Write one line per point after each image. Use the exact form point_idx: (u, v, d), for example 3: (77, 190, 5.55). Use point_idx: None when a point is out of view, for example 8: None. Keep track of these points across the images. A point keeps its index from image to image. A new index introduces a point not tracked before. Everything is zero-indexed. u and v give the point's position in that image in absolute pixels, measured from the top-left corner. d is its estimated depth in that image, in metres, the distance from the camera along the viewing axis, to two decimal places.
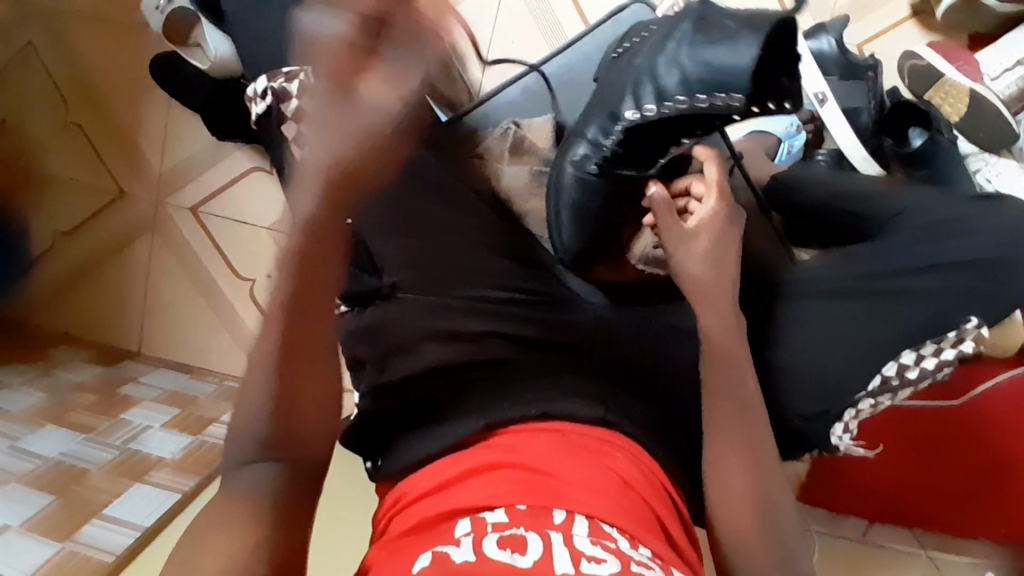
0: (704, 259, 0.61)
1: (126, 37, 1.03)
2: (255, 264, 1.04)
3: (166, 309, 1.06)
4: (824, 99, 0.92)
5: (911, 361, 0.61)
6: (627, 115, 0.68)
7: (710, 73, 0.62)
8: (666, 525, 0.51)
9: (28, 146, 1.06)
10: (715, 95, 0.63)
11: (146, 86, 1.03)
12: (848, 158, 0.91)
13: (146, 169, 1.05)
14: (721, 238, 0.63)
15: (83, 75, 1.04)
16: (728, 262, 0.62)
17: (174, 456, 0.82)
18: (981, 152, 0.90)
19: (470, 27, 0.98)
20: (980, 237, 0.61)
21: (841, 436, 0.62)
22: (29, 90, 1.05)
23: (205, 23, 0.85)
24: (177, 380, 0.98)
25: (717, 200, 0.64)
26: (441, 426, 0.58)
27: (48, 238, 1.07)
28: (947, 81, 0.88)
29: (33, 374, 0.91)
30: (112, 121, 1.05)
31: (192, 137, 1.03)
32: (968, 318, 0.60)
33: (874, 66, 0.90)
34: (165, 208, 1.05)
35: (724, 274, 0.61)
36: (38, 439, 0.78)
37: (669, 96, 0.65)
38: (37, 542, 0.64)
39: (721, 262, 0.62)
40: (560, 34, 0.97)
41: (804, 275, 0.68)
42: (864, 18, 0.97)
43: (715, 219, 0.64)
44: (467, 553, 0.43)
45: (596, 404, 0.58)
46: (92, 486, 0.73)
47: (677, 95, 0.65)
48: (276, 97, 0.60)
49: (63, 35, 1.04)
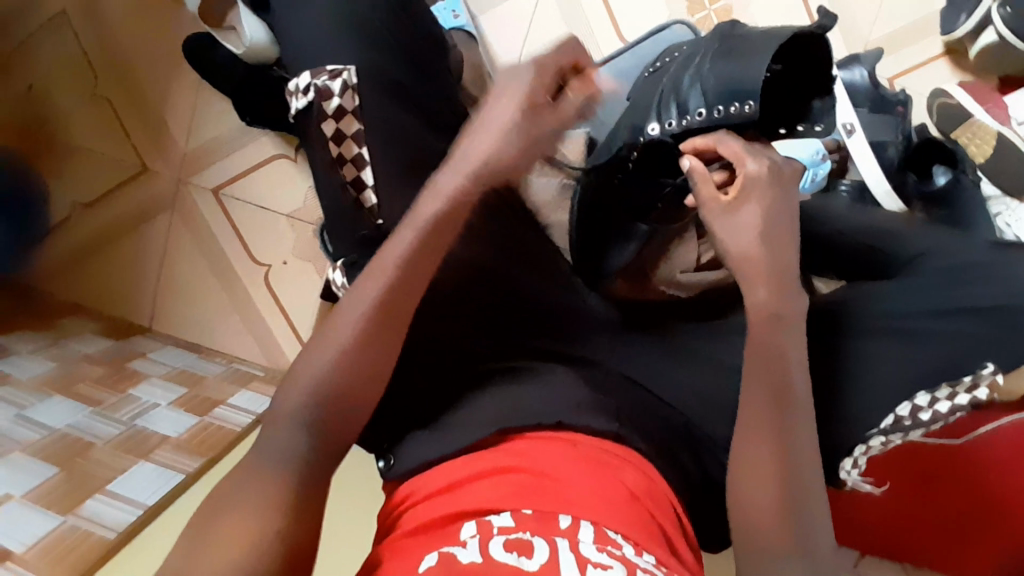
0: (751, 199, 0.57)
1: (164, 19, 1.07)
2: (274, 250, 1.07)
3: (181, 286, 1.09)
4: (852, 130, 0.90)
5: (925, 402, 0.61)
6: (650, 129, 0.67)
7: (728, 84, 0.61)
8: (673, 539, 0.51)
9: (57, 121, 1.11)
10: (731, 106, 0.62)
11: (180, 65, 1.07)
12: (871, 191, 0.90)
13: (173, 147, 1.09)
14: (772, 182, 0.58)
15: (120, 51, 1.09)
16: (778, 194, 0.58)
17: (178, 436, 0.82)
18: (1003, 196, 0.89)
19: (505, 30, 0.99)
20: (991, 285, 0.63)
21: (849, 470, 0.63)
22: (62, 69, 1.10)
23: (241, 9, 0.86)
24: (186, 359, 1.00)
25: (760, 162, 0.58)
26: (458, 430, 0.58)
27: (69, 207, 1.11)
28: (977, 122, 0.89)
29: (44, 343, 0.93)
30: (143, 100, 1.09)
31: (221, 120, 1.07)
32: (984, 364, 0.61)
33: (904, 101, 0.90)
34: (188, 187, 1.09)
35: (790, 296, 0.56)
36: (47, 408, 0.78)
37: (689, 110, 0.65)
38: (40, 513, 0.64)
39: (780, 255, 0.56)
40: (597, 54, 0.98)
41: (852, 311, 0.67)
42: (897, 54, 0.98)
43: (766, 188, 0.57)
44: (474, 555, 0.44)
45: (611, 418, 0.57)
46: (95, 459, 0.73)
47: (698, 109, 0.64)
48: (319, 94, 0.63)
49: (105, 14, 1.08)
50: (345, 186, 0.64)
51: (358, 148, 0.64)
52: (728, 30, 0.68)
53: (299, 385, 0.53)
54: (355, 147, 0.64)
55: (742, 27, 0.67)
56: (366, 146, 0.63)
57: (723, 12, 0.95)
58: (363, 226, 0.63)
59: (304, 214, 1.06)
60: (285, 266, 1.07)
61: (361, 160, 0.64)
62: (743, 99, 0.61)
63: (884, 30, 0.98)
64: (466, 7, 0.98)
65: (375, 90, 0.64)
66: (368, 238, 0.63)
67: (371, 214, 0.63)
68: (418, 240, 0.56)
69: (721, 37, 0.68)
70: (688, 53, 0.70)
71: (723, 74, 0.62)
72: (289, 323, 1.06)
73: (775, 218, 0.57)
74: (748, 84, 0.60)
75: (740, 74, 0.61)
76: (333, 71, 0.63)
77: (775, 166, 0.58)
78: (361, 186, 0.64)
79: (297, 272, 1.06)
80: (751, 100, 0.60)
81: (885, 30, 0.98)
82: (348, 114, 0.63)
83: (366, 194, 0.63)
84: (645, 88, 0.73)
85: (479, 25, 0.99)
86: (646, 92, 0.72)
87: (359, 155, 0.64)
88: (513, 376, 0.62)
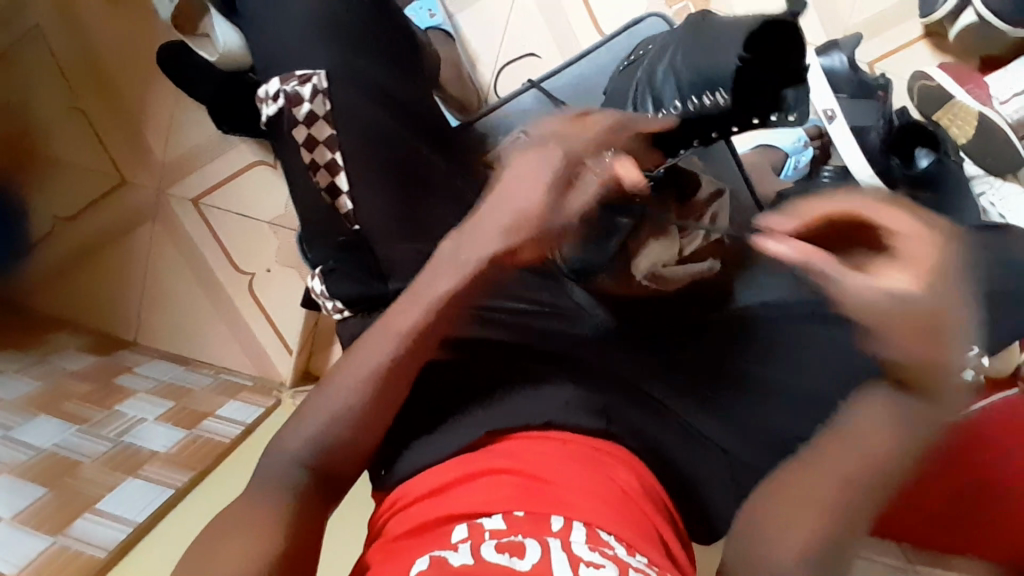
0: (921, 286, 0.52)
1: (137, 28, 1.06)
2: (256, 258, 1.06)
3: (166, 297, 1.09)
4: (833, 116, 0.90)
5: (914, 388, 0.60)
6: None
7: (703, 75, 0.63)
8: (666, 537, 0.51)
9: (33, 136, 1.10)
10: (706, 96, 0.64)
11: (155, 74, 1.06)
12: (855, 177, 0.88)
13: (150, 157, 1.08)
14: (934, 243, 0.55)
15: (94, 62, 1.08)
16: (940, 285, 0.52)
17: (168, 449, 0.81)
18: (988, 175, 0.89)
19: (481, 27, 0.98)
20: None
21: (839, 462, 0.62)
22: (36, 81, 1.09)
23: (214, 16, 0.85)
24: (174, 372, 0.99)
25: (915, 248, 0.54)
26: (449, 432, 0.58)
27: (48, 223, 1.10)
28: (955, 103, 0.88)
29: (29, 362, 0.92)
30: (119, 110, 1.08)
31: (199, 127, 1.06)
32: (972, 349, 0.60)
33: (884, 86, 0.89)
34: (168, 197, 1.08)
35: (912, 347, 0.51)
36: (33, 427, 0.78)
37: (665, 103, 0.67)
38: (29, 534, 0.64)
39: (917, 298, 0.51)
40: (576, 47, 0.97)
41: None
42: (876, 37, 0.97)
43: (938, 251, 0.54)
44: (465, 557, 0.44)
45: (596, 415, 0.57)
46: (84, 478, 0.73)
47: (673, 101, 0.66)
48: (289, 100, 0.64)
49: (78, 25, 1.07)
50: (320, 192, 0.64)
51: (331, 154, 0.64)
52: (700, 19, 0.68)
53: (307, 419, 0.54)
54: (327, 153, 0.64)
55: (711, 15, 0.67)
56: (339, 151, 0.63)
57: (701, 2, 0.95)
58: (340, 231, 0.63)
59: (284, 220, 1.05)
60: (269, 274, 1.06)
61: (335, 164, 0.64)
62: (715, 88, 0.63)
63: (863, 14, 0.98)
64: (443, 7, 0.97)
65: (350, 94, 0.64)
66: (346, 245, 0.63)
67: (348, 219, 0.63)
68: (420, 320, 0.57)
69: (692, 25, 0.68)
70: (660, 44, 0.71)
71: (693, 64, 0.64)
72: (275, 329, 1.06)
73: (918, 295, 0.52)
74: (720, 75, 0.62)
75: (708, 66, 0.63)
76: (303, 76, 0.64)
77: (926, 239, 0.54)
78: (336, 192, 0.64)
79: (282, 279, 1.06)
80: (724, 90, 0.63)
81: (863, 15, 0.98)
82: (319, 120, 0.63)
83: (343, 200, 0.63)
84: (624, 80, 0.74)
85: (456, 24, 0.99)
86: (625, 84, 0.73)
87: (333, 161, 0.63)
88: (508, 386, 0.60)
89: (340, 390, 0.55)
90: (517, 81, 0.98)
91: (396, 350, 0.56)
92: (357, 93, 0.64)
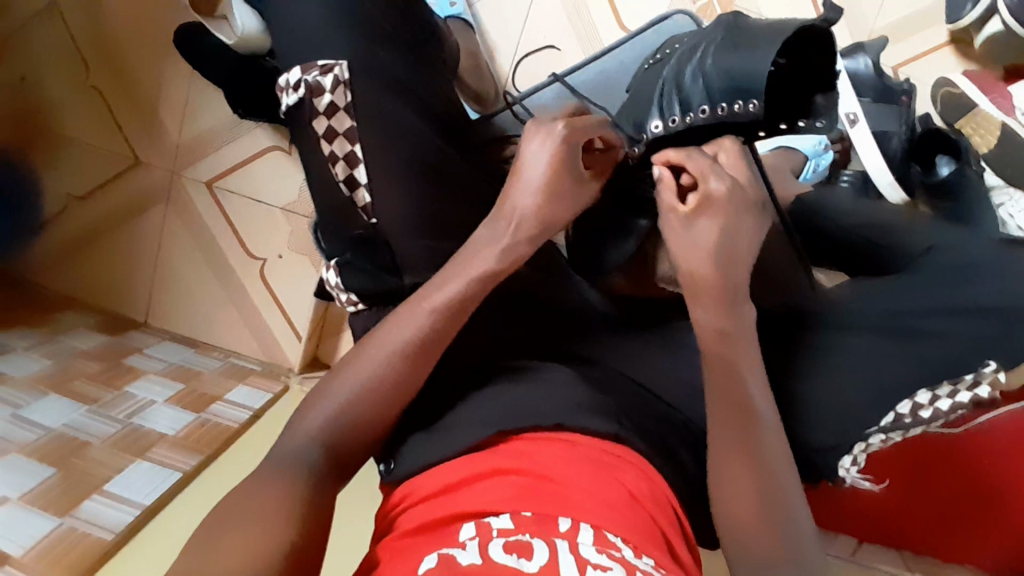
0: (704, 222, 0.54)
1: (151, 5, 1.05)
2: (267, 243, 1.06)
3: (176, 279, 1.09)
4: (855, 120, 0.88)
5: (926, 400, 0.59)
6: (653, 126, 0.68)
7: (735, 80, 0.62)
8: (674, 545, 0.50)
9: (47, 112, 1.10)
10: (737, 103, 0.63)
11: (170, 54, 1.05)
12: (874, 182, 0.87)
13: (163, 138, 1.08)
14: (737, 199, 0.55)
15: (108, 38, 1.07)
16: (734, 220, 0.54)
17: (175, 432, 0.81)
18: (1007, 186, 0.86)
19: (501, 19, 0.98)
20: (984, 281, 0.61)
21: (848, 468, 0.61)
22: (48, 56, 1.09)
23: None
24: (182, 355, 0.99)
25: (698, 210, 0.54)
26: (456, 429, 0.57)
27: (61, 201, 1.11)
28: (979, 112, 0.87)
29: (38, 339, 0.92)
30: (131, 88, 1.07)
31: (212, 110, 1.06)
32: (987, 362, 0.58)
33: (908, 90, 0.89)
34: (180, 179, 1.08)
35: (734, 271, 0.53)
36: (41, 406, 0.78)
37: (692, 106, 0.66)
38: (36, 515, 0.64)
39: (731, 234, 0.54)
40: (597, 42, 0.96)
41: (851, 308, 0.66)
42: (902, 41, 0.96)
43: (730, 193, 0.54)
44: (473, 557, 0.44)
45: (610, 419, 0.57)
46: (92, 459, 0.73)
47: (701, 105, 0.65)
48: (309, 91, 0.62)
49: (92, 1, 1.06)
50: (338, 185, 0.63)
51: (351, 146, 0.63)
52: (730, 21, 0.68)
53: (358, 371, 0.54)
54: (346, 145, 0.63)
55: (742, 20, 0.67)
56: (359, 144, 0.63)
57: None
58: (357, 225, 0.63)
59: (297, 206, 1.05)
60: (280, 260, 1.06)
61: (354, 157, 0.63)
62: (748, 97, 0.62)
63: (889, 17, 0.97)
64: None
65: (371, 86, 0.64)
66: (362, 239, 0.62)
67: (365, 212, 0.63)
68: (462, 292, 0.55)
69: (721, 28, 0.67)
70: (686, 45, 0.70)
71: (725, 69, 0.63)
72: (284, 314, 1.06)
73: (729, 240, 0.53)
74: (754, 83, 0.61)
75: (744, 70, 0.62)
76: (324, 66, 0.63)
77: (737, 187, 0.55)
78: (354, 185, 0.63)
79: (293, 265, 1.06)
80: (756, 97, 0.62)
81: (889, 19, 0.97)
82: (339, 112, 0.63)
83: (360, 192, 0.63)
84: (647, 83, 0.73)
85: (476, 14, 0.98)
86: (648, 86, 0.72)
87: (352, 152, 0.63)
88: (514, 380, 0.60)
89: (355, 375, 0.53)
90: (535, 74, 0.98)
91: (428, 323, 0.54)
92: (377, 84, 0.64)
